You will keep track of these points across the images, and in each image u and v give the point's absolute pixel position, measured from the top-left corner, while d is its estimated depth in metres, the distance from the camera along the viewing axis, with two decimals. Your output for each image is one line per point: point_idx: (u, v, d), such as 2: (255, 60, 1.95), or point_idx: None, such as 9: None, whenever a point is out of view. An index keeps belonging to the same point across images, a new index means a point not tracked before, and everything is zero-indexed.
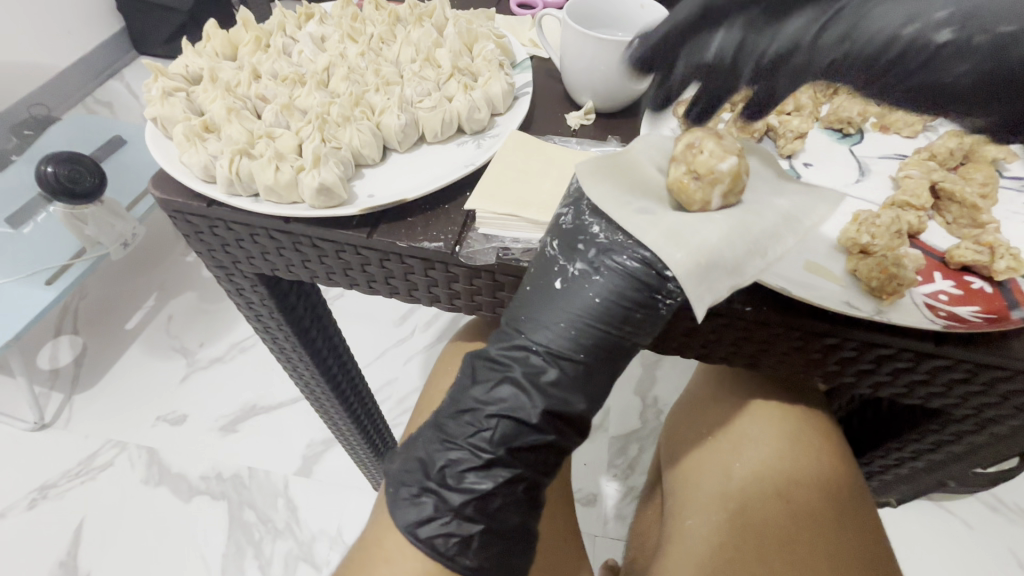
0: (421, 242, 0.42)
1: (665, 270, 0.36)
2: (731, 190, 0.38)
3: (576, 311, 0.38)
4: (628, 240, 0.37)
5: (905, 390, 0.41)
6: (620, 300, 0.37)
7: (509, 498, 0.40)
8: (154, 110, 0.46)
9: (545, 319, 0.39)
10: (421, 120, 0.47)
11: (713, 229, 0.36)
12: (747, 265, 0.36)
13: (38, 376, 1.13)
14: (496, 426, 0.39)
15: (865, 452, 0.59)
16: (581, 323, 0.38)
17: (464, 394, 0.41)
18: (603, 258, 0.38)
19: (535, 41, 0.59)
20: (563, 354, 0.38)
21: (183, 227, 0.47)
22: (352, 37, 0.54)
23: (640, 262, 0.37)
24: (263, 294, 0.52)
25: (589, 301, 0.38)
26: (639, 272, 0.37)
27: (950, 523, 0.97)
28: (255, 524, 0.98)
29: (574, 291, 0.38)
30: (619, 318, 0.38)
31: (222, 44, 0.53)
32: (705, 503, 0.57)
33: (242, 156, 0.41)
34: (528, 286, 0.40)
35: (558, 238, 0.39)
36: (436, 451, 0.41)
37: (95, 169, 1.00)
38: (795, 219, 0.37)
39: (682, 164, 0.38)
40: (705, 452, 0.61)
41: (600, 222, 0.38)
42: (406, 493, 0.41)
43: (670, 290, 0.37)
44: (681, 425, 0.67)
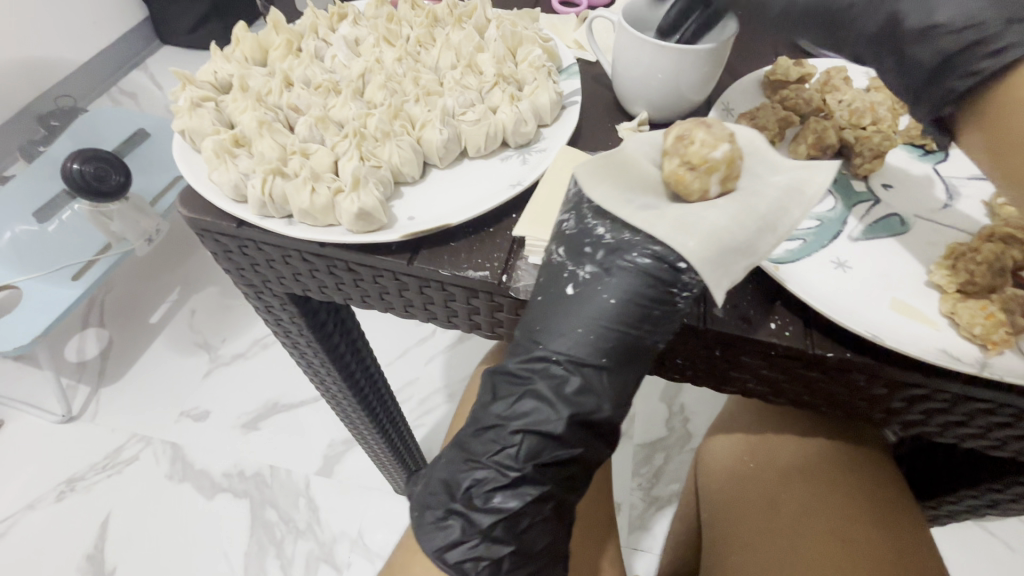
0: (465, 271, 0.38)
1: (678, 261, 0.33)
2: (727, 176, 0.34)
3: (592, 314, 0.34)
4: (637, 236, 0.34)
5: (998, 443, 0.37)
6: (636, 301, 0.34)
7: (538, 518, 0.37)
8: (182, 122, 0.43)
9: (560, 324, 0.35)
10: (464, 134, 0.43)
11: (720, 214, 0.33)
12: (758, 243, 0.33)
13: (65, 368, 1.14)
14: (521, 443, 0.35)
15: (933, 495, 0.54)
16: (599, 327, 0.34)
17: (484, 410, 0.38)
18: (614, 258, 0.34)
19: (580, 43, 0.55)
20: (587, 360, 0.35)
21: (211, 246, 0.44)
22: (388, 40, 0.51)
23: (652, 258, 0.33)
24: (292, 312, 0.50)
25: (603, 304, 0.34)
26: (653, 269, 0.33)
27: (992, 545, 0.92)
28: (277, 524, 0.98)
29: (585, 295, 0.35)
30: (637, 317, 0.34)
31: (251, 48, 0.50)
32: (752, 537, 0.51)
33: (276, 175, 0.38)
34: (538, 296, 0.36)
35: (562, 243, 0.36)
36: (460, 471, 0.38)
37: (121, 167, 0.98)
38: (798, 190, 0.34)
39: (673, 155, 0.35)
40: (738, 483, 0.56)
41: (604, 223, 0.35)
42: (432, 516, 0.38)
43: (687, 283, 0.33)
44: (707, 458, 0.62)
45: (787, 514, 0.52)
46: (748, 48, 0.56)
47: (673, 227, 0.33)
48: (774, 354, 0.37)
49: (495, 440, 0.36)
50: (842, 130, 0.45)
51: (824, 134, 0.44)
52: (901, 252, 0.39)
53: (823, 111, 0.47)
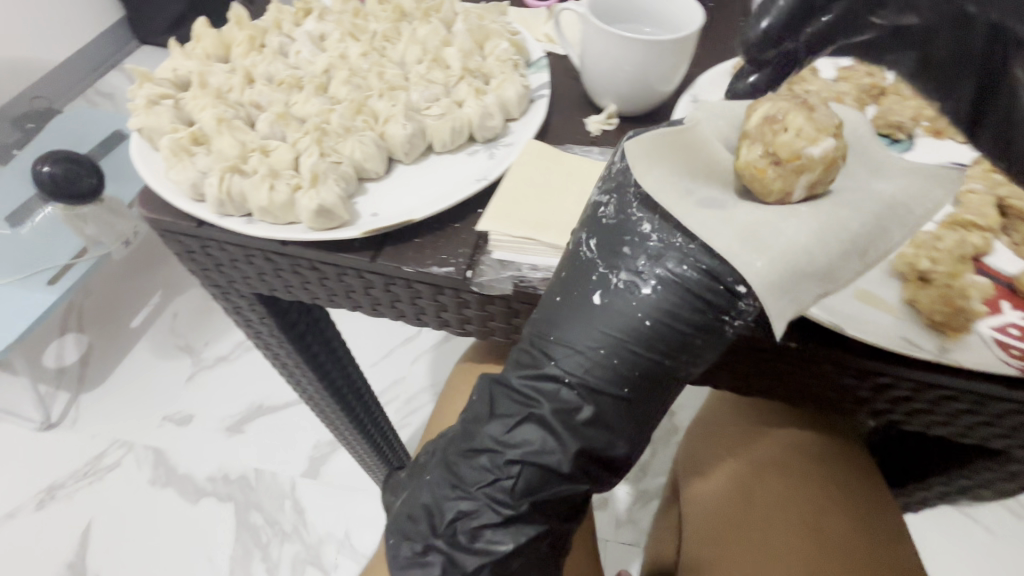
0: (429, 267, 0.38)
1: (739, 283, 0.30)
2: (821, 181, 0.30)
3: (621, 332, 0.32)
4: (691, 244, 0.30)
5: (966, 431, 0.37)
6: (675, 323, 0.31)
7: (530, 555, 0.36)
8: (139, 120, 0.42)
9: (581, 338, 0.32)
10: (429, 129, 0.43)
11: (801, 228, 0.29)
12: (841, 270, 0.30)
13: (44, 375, 1.12)
14: (518, 476, 0.34)
15: (905, 484, 0.55)
16: (625, 350, 0.32)
17: (478, 428, 0.35)
18: (655, 268, 0.31)
19: (550, 37, 0.54)
20: (604, 390, 0.33)
21: (174, 248, 0.43)
22: (354, 35, 0.50)
23: (701, 273, 0.30)
24: (261, 312, 0.49)
25: (639, 324, 0.31)
26: (700, 288, 0.30)
27: (971, 530, 0.94)
28: (263, 527, 0.97)
29: (615, 307, 0.32)
30: (671, 344, 0.31)
31: (213, 44, 0.49)
32: (746, 543, 0.51)
33: (233, 173, 0.38)
34: (557, 297, 0.34)
35: (596, 236, 0.33)
36: (446, 499, 0.36)
37: (93, 168, 0.96)
38: (902, 206, 0.30)
39: (757, 141, 0.30)
40: (732, 488, 0.55)
41: (652, 219, 0.31)
42: (406, 551, 0.37)
43: (742, 308, 0.30)
44: (697, 456, 0.60)
45: (762, 507, 0.52)
46: (718, 40, 0.56)
47: (738, 240, 0.29)
48: (738, 345, 0.37)
49: (488, 470, 0.34)
50: None
51: None
52: None
53: None
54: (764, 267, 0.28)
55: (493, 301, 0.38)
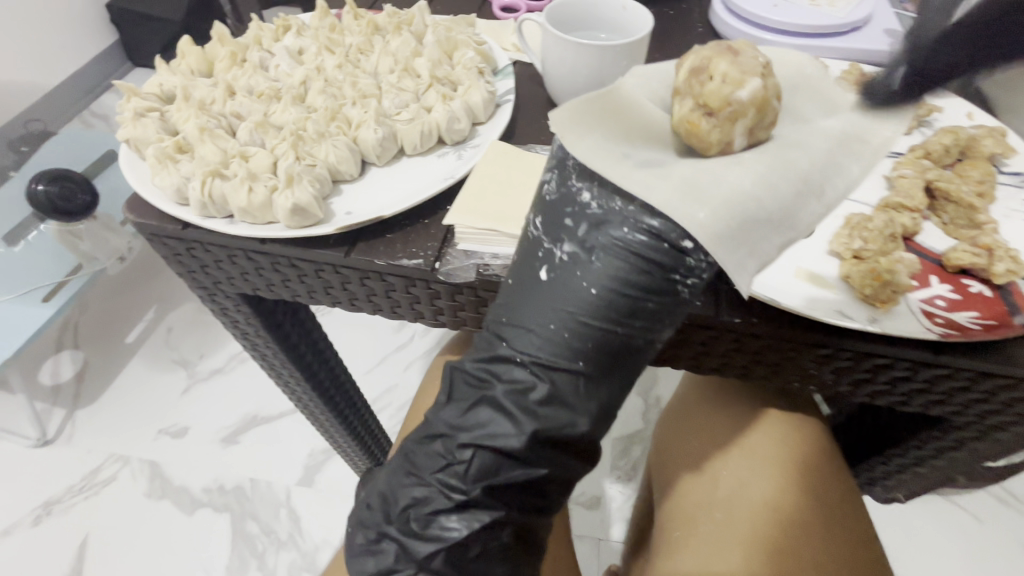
0: (399, 260, 0.40)
1: (683, 239, 0.30)
2: (758, 124, 0.31)
3: (571, 304, 0.32)
4: (629, 206, 0.31)
5: (904, 398, 0.40)
6: (622, 289, 0.32)
7: (491, 545, 0.34)
8: (127, 132, 0.45)
9: (532, 316, 0.33)
10: (399, 133, 0.46)
11: (743, 174, 0.31)
12: (798, 212, 0.31)
13: (39, 392, 1.13)
14: (471, 460, 0.33)
15: (866, 459, 0.57)
16: (577, 322, 0.32)
17: (433, 415, 0.36)
18: (597, 235, 0.32)
19: (517, 46, 0.57)
20: (556, 365, 0.33)
21: (161, 251, 0.46)
22: (330, 49, 0.53)
23: (647, 234, 0.31)
24: (247, 313, 0.52)
25: (586, 294, 0.32)
26: (646, 250, 0.31)
27: (962, 520, 0.94)
28: (258, 536, 0.98)
29: (565, 279, 0.33)
30: (624, 309, 0.32)
31: (196, 60, 0.52)
32: (725, 531, 0.50)
33: (215, 177, 0.40)
34: (511, 280, 0.35)
35: (542, 214, 0.34)
36: (402, 485, 0.36)
37: (87, 186, 0.98)
38: (853, 137, 0.32)
39: (687, 96, 0.32)
40: (713, 483, 0.55)
41: (591, 187, 0.32)
42: (363, 539, 0.37)
43: (690, 267, 0.31)
44: (675, 449, 0.60)
45: (725, 487, 0.53)
46: (674, 45, 0.59)
47: (680, 194, 0.30)
48: (690, 324, 0.39)
49: (442, 454, 0.34)
50: None
51: None
52: None
53: None
54: (711, 213, 0.29)
55: (462, 291, 0.41)
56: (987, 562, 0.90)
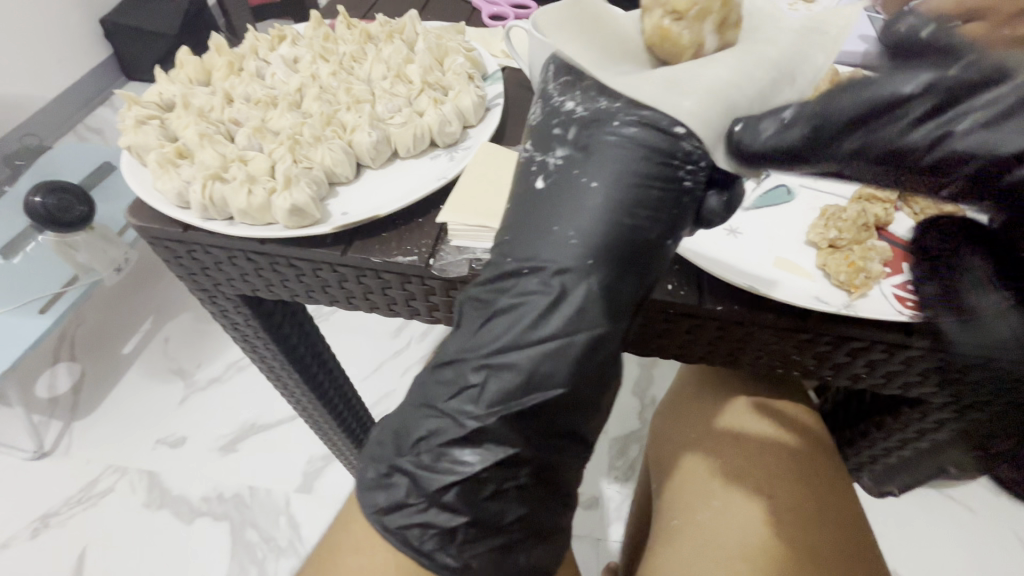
0: (395, 257, 0.42)
1: (677, 126, 0.33)
2: (722, 23, 0.35)
3: (578, 203, 0.34)
4: (614, 104, 0.34)
5: (884, 380, 0.41)
6: (623, 180, 0.34)
7: (508, 484, 0.37)
8: (128, 139, 0.46)
9: (538, 229, 0.35)
10: (393, 136, 0.47)
11: (722, 67, 0.33)
12: (773, 95, 0.34)
13: (36, 405, 1.13)
14: (484, 383, 0.35)
15: (854, 444, 0.58)
16: (585, 221, 0.34)
17: (446, 344, 0.38)
18: (590, 135, 0.34)
19: (505, 52, 0.59)
20: (570, 267, 0.34)
21: (162, 254, 0.47)
22: (324, 57, 0.55)
23: (637, 125, 0.33)
24: (246, 315, 0.53)
25: (589, 189, 0.34)
26: (641, 137, 0.33)
27: (954, 509, 0.95)
28: (258, 544, 0.98)
29: (565, 183, 0.35)
30: (628, 201, 0.34)
31: (195, 70, 0.53)
32: (724, 520, 0.49)
33: (215, 180, 0.42)
34: (512, 203, 0.36)
35: (532, 137, 0.37)
36: (419, 418, 0.38)
37: (85, 197, 0.99)
38: (807, 35, 0.37)
39: (655, 9, 0.35)
40: (709, 470, 0.53)
41: (574, 96, 0.35)
42: (375, 473, 0.39)
43: (688, 154, 0.33)
44: (669, 443, 0.59)
45: (721, 474, 0.52)
46: None
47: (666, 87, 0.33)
48: (675, 313, 0.41)
49: (454, 380, 0.37)
50: None
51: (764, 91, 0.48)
52: (784, 217, 0.44)
53: None
54: (695, 101, 0.32)
55: (456, 286, 0.42)
56: (979, 549, 0.92)
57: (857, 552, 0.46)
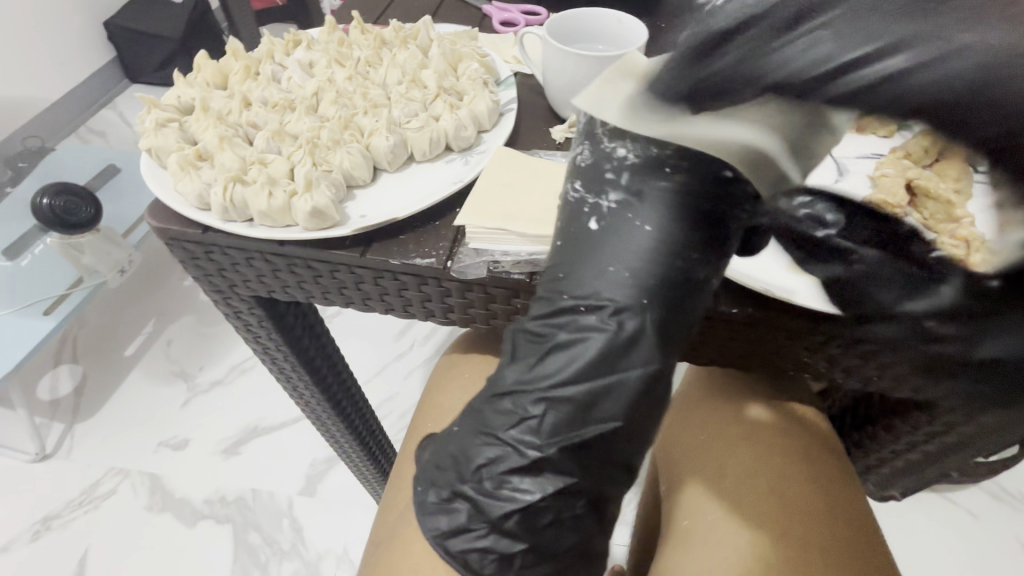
0: (412, 259, 0.42)
1: (725, 170, 0.33)
2: None
3: (628, 244, 0.35)
4: (665, 151, 0.34)
5: (895, 382, 0.42)
6: (677, 223, 0.34)
7: (565, 513, 0.37)
8: (148, 141, 0.47)
9: (590, 267, 0.36)
10: (410, 140, 0.48)
11: None
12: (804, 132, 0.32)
13: (38, 407, 1.13)
14: (544, 415, 0.36)
15: (862, 447, 0.59)
16: (635, 261, 0.35)
17: (502, 375, 0.39)
18: (642, 180, 0.35)
19: (517, 58, 0.60)
20: (624, 304, 0.35)
21: (179, 255, 0.47)
22: (340, 62, 0.55)
23: (692, 172, 0.34)
24: (259, 315, 0.53)
25: (641, 232, 0.35)
26: (696, 182, 0.34)
27: (957, 514, 0.96)
28: (261, 547, 0.97)
29: (617, 224, 0.35)
30: (683, 243, 0.35)
31: (212, 73, 0.54)
32: (739, 518, 0.49)
33: (236, 183, 0.42)
34: (561, 242, 0.37)
35: (580, 178, 0.37)
36: (474, 446, 0.38)
37: (91, 199, 0.99)
38: None
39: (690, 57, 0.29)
40: (721, 470, 0.53)
41: (624, 143, 0.35)
42: (437, 498, 0.40)
43: (735, 198, 0.34)
44: (677, 443, 0.58)
45: (732, 475, 0.52)
46: None
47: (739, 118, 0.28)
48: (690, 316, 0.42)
49: (513, 410, 0.37)
50: None
51: None
52: None
53: None
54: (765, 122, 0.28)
55: (473, 288, 0.43)
56: (983, 553, 0.92)
57: (867, 547, 0.47)
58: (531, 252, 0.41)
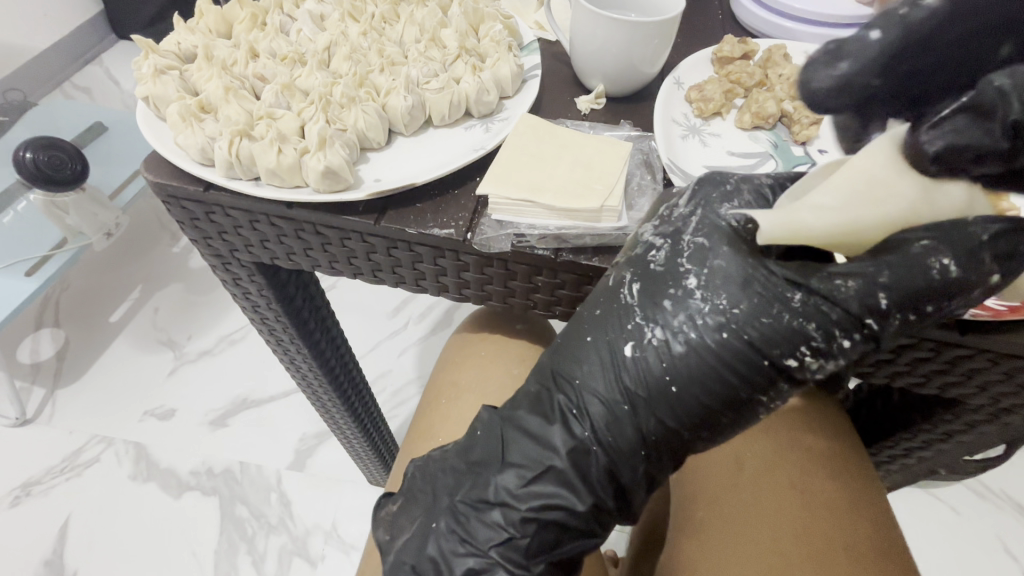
0: (431, 229, 0.40)
1: (788, 358, 0.30)
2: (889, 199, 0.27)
3: (650, 394, 0.33)
4: (732, 308, 0.31)
5: (923, 379, 0.40)
6: (705, 393, 0.32)
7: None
8: (146, 88, 0.44)
9: (605, 388, 0.34)
10: (428, 102, 0.45)
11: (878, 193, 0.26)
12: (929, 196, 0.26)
13: (18, 371, 1.09)
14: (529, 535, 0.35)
15: (873, 441, 0.58)
16: (646, 411, 0.33)
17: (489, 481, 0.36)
18: (694, 328, 0.31)
19: (540, 24, 0.57)
20: (618, 450, 0.34)
21: (177, 215, 0.44)
22: (353, 16, 0.52)
23: (747, 346, 0.30)
24: (260, 284, 0.50)
25: (665, 385, 0.32)
26: (740, 362, 0.30)
27: (939, 509, 0.97)
28: (248, 520, 0.95)
29: (647, 363, 0.32)
30: (700, 416, 0.32)
31: (215, 21, 0.50)
32: (765, 515, 0.48)
33: (242, 137, 0.39)
34: (589, 337, 0.35)
35: (641, 282, 0.33)
36: (454, 550, 0.36)
37: (77, 155, 0.94)
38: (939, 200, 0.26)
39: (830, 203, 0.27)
40: (739, 465, 0.51)
41: (699, 274, 0.32)
42: None
43: (779, 390, 0.31)
44: None
45: (750, 471, 0.51)
46: (697, 32, 0.59)
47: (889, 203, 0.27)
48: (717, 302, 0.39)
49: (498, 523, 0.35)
50: (782, 102, 0.48)
51: (765, 104, 0.48)
52: None
53: (766, 84, 0.50)
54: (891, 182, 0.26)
55: (494, 263, 0.41)
56: (963, 549, 0.93)
57: (891, 554, 0.45)
58: (559, 225, 0.39)
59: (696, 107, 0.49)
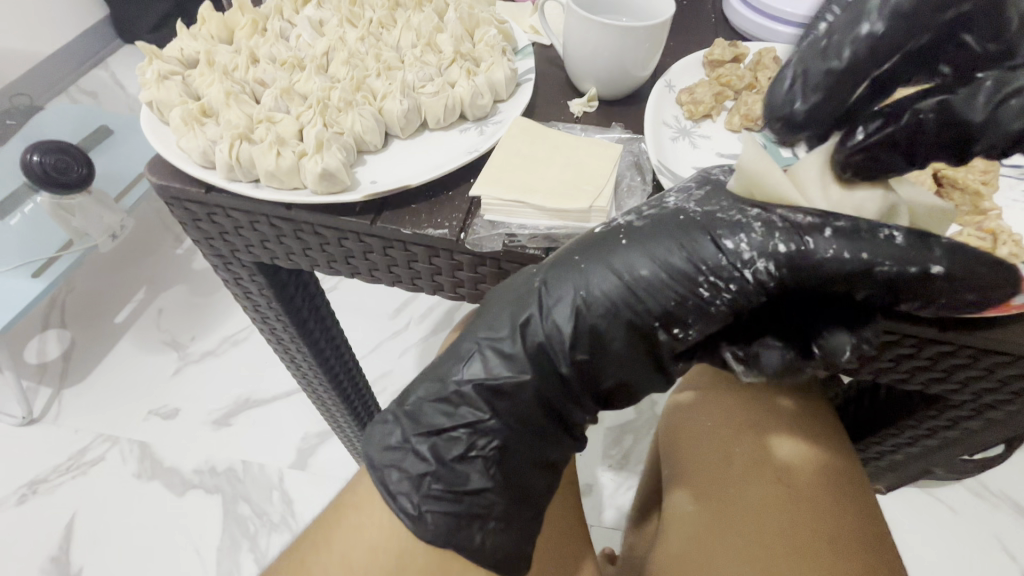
0: (425, 229, 0.41)
1: (730, 246, 0.33)
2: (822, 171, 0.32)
3: (607, 277, 0.35)
4: (698, 212, 0.35)
5: (907, 376, 0.41)
6: (658, 280, 0.34)
7: None
8: (150, 94, 0.45)
9: (568, 270, 0.36)
10: (424, 106, 0.46)
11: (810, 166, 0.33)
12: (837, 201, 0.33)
13: (26, 370, 1.11)
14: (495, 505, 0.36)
15: (863, 438, 0.59)
16: (597, 292, 0.35)
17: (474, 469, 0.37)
18: (664, 223, 0.35)
19: (536, 28, 0.58)
20: (560, 329, 0.36)
21: (179, 215, 0.45)
22: (351, 22, 0.53)
23: (707, 240, 0.34)
24: (261, 284, 0.52)
25: (625, 270, 0.35)
26: (695, 253, 0.34)
27: (937, 509, 0.97)
28: (250, 518, 0.97)
29: (615, 251, 0.36)
30: (644, 305, 0.34)
31: (217, 27, 0.52)
32: (750, 507, 0.48)
33: (242, 141, 0.41)
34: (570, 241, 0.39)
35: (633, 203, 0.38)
36: None
37: (82, 159, 0.95)
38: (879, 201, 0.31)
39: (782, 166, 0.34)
40: (726, 458, 0.53)
41: (680, 194, 0.37)
42: None
43: (721, 286, 0.33)
44: (681, 428, 0.58)
45: (737, 463, 0.52)
46: (691, 36, 0.60)
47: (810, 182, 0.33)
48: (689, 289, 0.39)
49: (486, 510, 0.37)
50: None
51: (753, 107, 0.49)
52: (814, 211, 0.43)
53: (755, 87, 0.51)
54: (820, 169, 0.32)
55: (487, 262, 0.42)
56: (962, 549, 0.94)
57: (875, 547, 0.46)
58: (549, 225, 0.40)
59: (687, 110, 0.50)
